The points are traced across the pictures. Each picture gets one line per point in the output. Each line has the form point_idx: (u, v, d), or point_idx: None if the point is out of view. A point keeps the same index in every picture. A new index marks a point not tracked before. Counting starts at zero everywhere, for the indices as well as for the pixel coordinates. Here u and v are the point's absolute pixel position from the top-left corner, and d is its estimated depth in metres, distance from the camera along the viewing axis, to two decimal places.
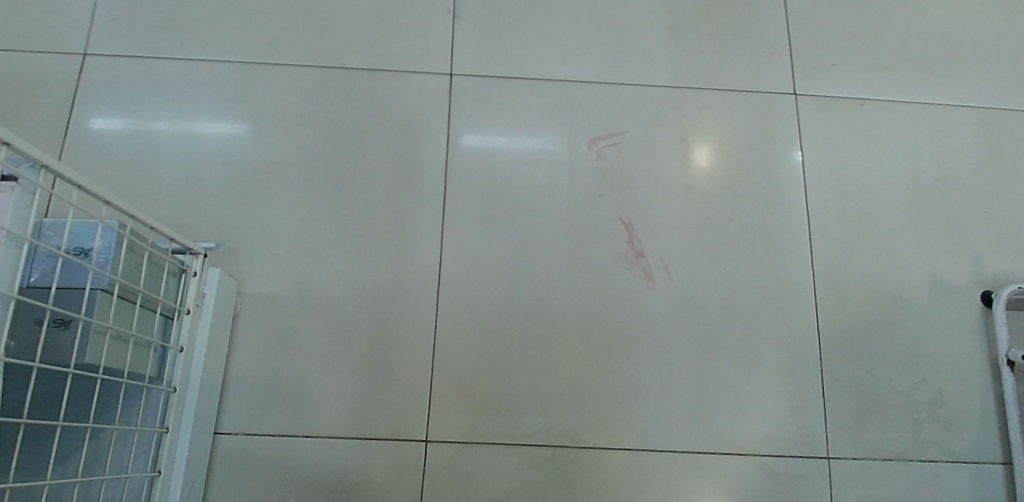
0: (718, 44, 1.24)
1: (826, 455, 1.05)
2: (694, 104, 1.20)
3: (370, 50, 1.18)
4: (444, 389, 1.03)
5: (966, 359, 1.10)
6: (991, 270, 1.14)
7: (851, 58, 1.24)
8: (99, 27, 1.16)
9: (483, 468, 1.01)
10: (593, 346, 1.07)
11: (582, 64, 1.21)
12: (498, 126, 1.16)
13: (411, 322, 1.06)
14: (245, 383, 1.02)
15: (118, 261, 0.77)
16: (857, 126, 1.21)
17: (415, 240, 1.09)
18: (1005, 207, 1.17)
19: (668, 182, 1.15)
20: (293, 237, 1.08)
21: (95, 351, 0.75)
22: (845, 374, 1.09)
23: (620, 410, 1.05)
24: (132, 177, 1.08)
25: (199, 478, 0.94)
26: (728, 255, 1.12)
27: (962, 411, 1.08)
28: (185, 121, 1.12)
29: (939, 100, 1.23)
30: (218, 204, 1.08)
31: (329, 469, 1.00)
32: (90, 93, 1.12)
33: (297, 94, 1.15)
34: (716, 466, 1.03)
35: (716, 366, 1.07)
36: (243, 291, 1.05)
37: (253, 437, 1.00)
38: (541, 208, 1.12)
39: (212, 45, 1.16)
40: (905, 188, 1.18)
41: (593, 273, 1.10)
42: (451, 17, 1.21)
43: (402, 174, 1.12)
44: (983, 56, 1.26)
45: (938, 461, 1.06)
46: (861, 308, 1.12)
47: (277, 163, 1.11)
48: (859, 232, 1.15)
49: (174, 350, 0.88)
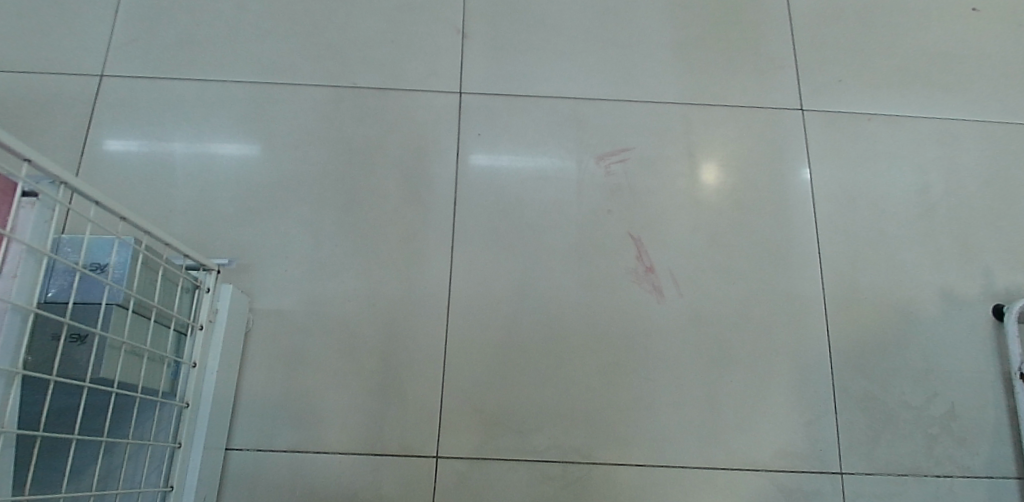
0: (724, 61, 1.25)
1: (839, 470, 1.04)
2: (701, 121, 1.21)
3: (381, 69, 1.20)
4: (455, 405, 1.04)
5: (979, 373, 1.09)
6: (1002, 284, 1.14)
7: (857, 73, 1.25)
8: (116, 49, 1.18)
9: (494, 484, 1.01)
10: (604, 361, 1.07)
11: (590, 82, 1.22)
12: (507, 144, 1.17)
13: (421, 338, 1.06)
14: (256, 399, 1.02)
15: (133, 276, 0.78)
16: (864, 141, 1.21)
17: (425, 257, 1.10)
18: (1015, 220, 1.17)
19: (676, 198, 1.16)
20: (305, 254, 1.09)
21: (110, 366, 0.76)
22: (857, 389, 1.08)
23: (630, 426, 1.04)
24: (147, 196, 1.10)
25: (211, 493, 0.95)
26: (736, 269, 1.12)
27: (975, 426, 1.07)
28: (199, 141, 1.14)
29: (946, 115, 1.23)
30: (231, 221, 1.10)
31: (340, 485, 1.00)
32: (107, 113, 1.14)
33: (309, 113, 1.16)
34: (728, 481, 1.03)
35: (726, 381, 1.07)
36: (255, 307, 1.06)
37: (264, 453, 1.00)
38: (550, 224, 1.13)
39: (226, 66, 1.19)
40: (914, 202, 1.18)
41: (602, 288, 1.10)
42: (460, 37, 1.23)
43: (412, 191, 1.13)
44: (990, 71, 1.26)
45: (952, 477, 1.05)
46: (871, 322, 1.11)
47: (289, 181, 1.13)
48: (868, 246, 1.15)
49: (187, 365, 0.89)
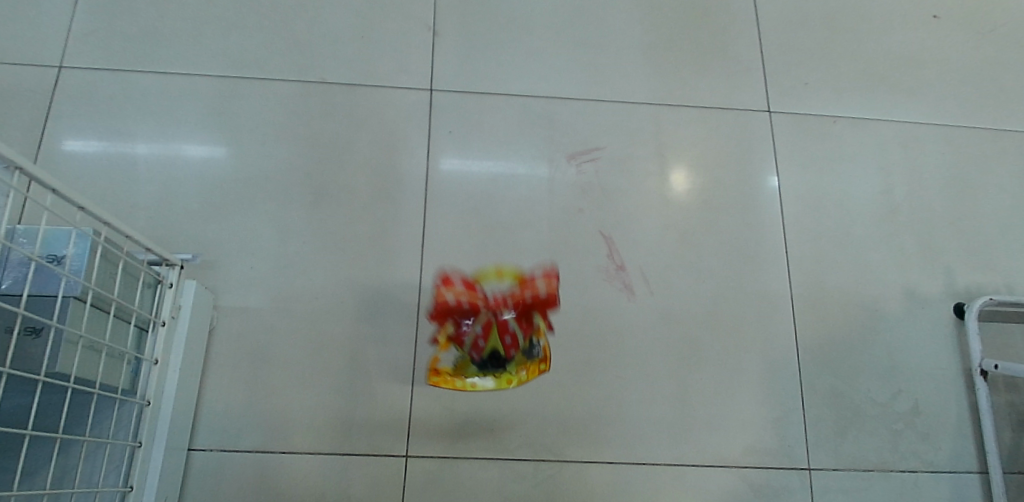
0: (693, 63, 1.26)
1: (807, 466, 1.05)
2: (671, 121, 1.22)
3: (351, 66, 1.19)
4: (425, 404, 1.02)
5: (941, 370, 1.12)
6: (962, 282, 1.17)
7: (821, 76, 1.28)
8: (76, 40, 1.15)
9: (465, 483, 1.00)
10: (575, 359, 1.07)
11: (561, 81, 1.23)
12: (478, 141, 1.17)
13: (391, 336, 1.05)
14: (221, 399, 1.00)
15: (92, 268, 0.76)
16: (829, 143, 1.24)
17: (395, 254, 1.09)
18: (973, 221, 1.20)
19: (646, 197, 1.17)
20: (272, 251, 1.07)
21: (66, 361, 0.74)
22: (824, 385, 1.09)
23: (602, 423, 1.04)
24: (107, 193, 1.07)
25: (173, 495, 0.92)
26: (706, 267, 1.13)
27: (939, 421, 1.09)
28: (163, 135, 1.12)
29: (908, 118, 1.26)
30: (196, 217, 1.08)
31: (307, 486, 0.98)
32: (67, 105, 1.11)
33: (278, 108, 1.15)
34: (699, 478, 1.03)
35: (696, 378, 1.07)
36: (220, 305, 1.04)
37: (229, 453, 0.98)
38: (522, 223, 1.13)
39: (191, 59, 1.16)
40: (877, 202, 1.20)
41: (573, 287, 1.10)
42: (431, 34, 1.23)
43: (382, 188, 1.12)
44: (950, 77, 1.30)
45: (916, 471, 1.06)
46: (837, 319, 1.13)
47: (257, 177, 1.11)
48: (833, 245, 1.17)
49: (149, 362, 0.87)
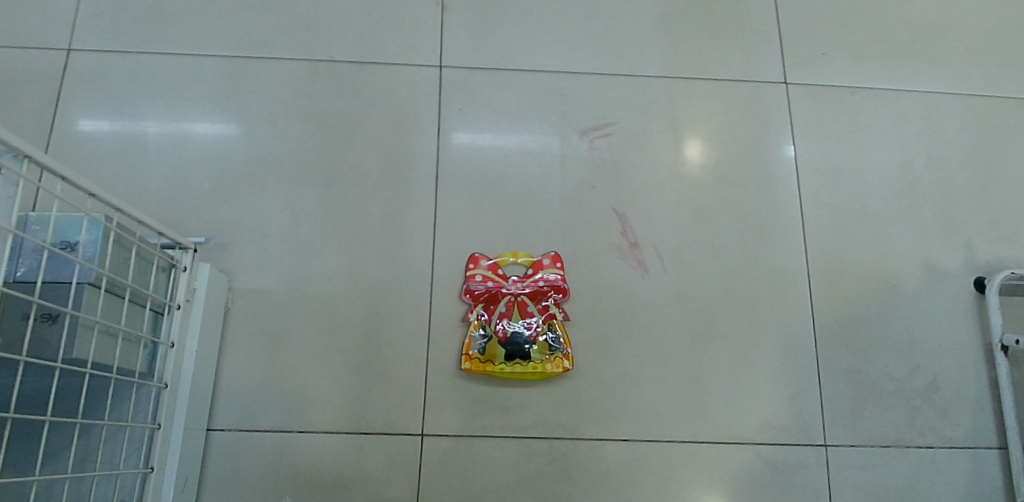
0: (708, 34, 1.23)
1: (823, 443, 1.05)
2: (685, 94, 1.19)
3: (359, 43, 1.17)
4: (440, 384, 1.03)
5: (961, 346, 1.10)
6: (983, 256, 1.15)
7: (840, 46, 1.24)
8: (83, 22, 1.15)
9: (480, 461, 1.00)
10: (589, 338, 1.06)
11: (572, 55, 1.20)
12: (488, 119, 1.15)
13: (405, 317, 1.05)
14: (238, 380, 1.01)
15: (106, 254, 0.76)
16: (848, 115, 1.21)
17: (408, 234, 1.08)
18: (995, 193, 1.18)
19: (660, 172, 1.15)
20: (284, 233, 1.07)
21: (83, 346, 0.74)
22: (841, 361, 1.08)
23: (617, 401, 1.04)
24: (119, 177, 1.08)
25: (193, 476, 0.94)
26: (721, 243, 1.12)
27: (958, 397, 1.08)
28: (173, 118, 1.11)
29: (929, 87, 1.23)
30: (208, 199, 1.08)
31: (325, 465, 0.99)
32: (76, 88, 1.11)
33: (286, 87, 1.14)
34: (714, 455, 1.03)
35: (711, 356, 1.07)
36: (234, 287, 1.04)
37: (248, 433, 0.99)
38: (533, 200, 1.12)
39: (197, 39, 1.15)
40: (897, 175, 1.18)
41: (587, 264, 1.09)
42: (439, 9, 1.20)
43: (392, 168, 1.11)
44: (973, 45, 1.26)
45: (934, 448, 1.06)
46: (854, 295, 1.12)
47: (267, 157, 1.10)
48: (851, 219, 1.15)
49: (165, 345, 0.88)
